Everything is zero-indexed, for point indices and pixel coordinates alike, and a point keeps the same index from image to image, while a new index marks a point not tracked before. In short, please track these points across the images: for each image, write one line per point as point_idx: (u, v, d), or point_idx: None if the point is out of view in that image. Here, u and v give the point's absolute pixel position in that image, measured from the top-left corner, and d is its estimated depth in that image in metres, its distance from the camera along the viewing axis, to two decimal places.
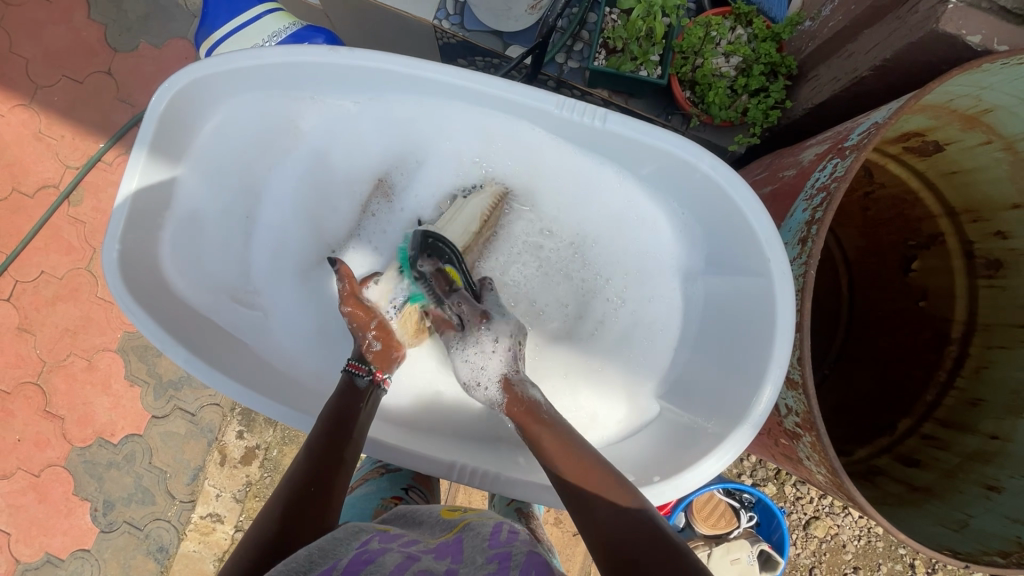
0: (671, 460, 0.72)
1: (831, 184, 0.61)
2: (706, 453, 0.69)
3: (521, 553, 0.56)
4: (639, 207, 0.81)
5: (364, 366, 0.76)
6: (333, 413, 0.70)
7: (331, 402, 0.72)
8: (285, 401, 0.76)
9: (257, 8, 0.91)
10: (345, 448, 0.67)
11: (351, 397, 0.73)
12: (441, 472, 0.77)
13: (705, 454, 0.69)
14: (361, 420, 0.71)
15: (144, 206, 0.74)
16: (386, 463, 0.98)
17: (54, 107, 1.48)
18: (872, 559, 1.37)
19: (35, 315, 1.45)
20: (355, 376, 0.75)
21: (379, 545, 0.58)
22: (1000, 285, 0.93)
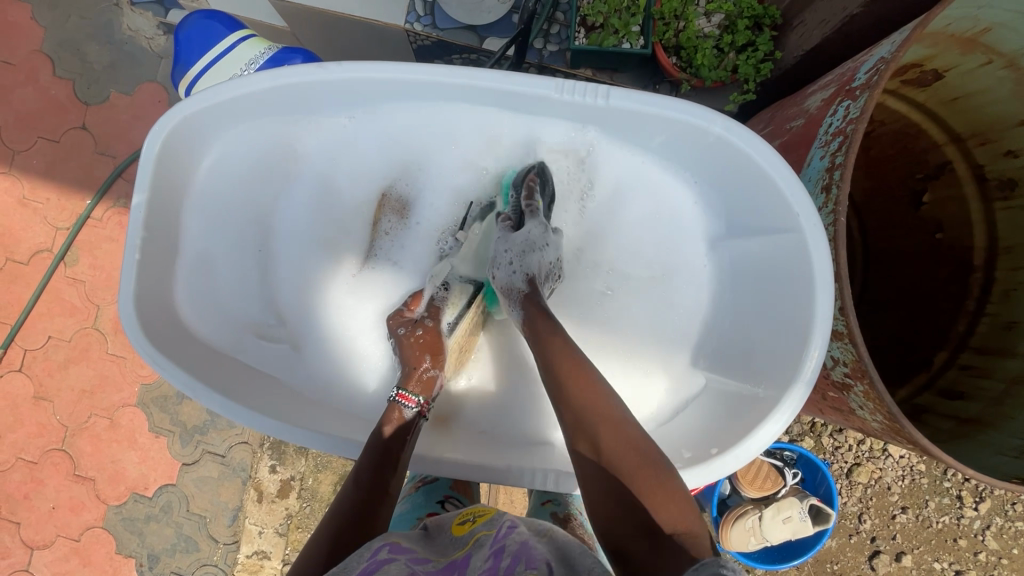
0: (725, 431, 0.71)
1: (847, 127, 0.60)
2: (762, 418, 0.68)
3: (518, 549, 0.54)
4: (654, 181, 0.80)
5: (414, 398, 0.74)
6: (380, 448, 0.69)
7: (377, 433, 0.71)
8: (327, 429, 0.75)
9: (228, 38, 0.88)
10: (388, 484, 0.67)
11: (400, 432, 0.71)
12: (488, 478, 0.75)
13: (762, 419, 0.68)
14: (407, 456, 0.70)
15: (154, 257, 0.72)
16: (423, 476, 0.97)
17: (34, 171, 1.46)
18: (919, 496, 1.36)
19: (50, 381, 1.44)
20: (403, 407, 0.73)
21: (386, 556, 0.56)
22: (1018, 204, 0.92)
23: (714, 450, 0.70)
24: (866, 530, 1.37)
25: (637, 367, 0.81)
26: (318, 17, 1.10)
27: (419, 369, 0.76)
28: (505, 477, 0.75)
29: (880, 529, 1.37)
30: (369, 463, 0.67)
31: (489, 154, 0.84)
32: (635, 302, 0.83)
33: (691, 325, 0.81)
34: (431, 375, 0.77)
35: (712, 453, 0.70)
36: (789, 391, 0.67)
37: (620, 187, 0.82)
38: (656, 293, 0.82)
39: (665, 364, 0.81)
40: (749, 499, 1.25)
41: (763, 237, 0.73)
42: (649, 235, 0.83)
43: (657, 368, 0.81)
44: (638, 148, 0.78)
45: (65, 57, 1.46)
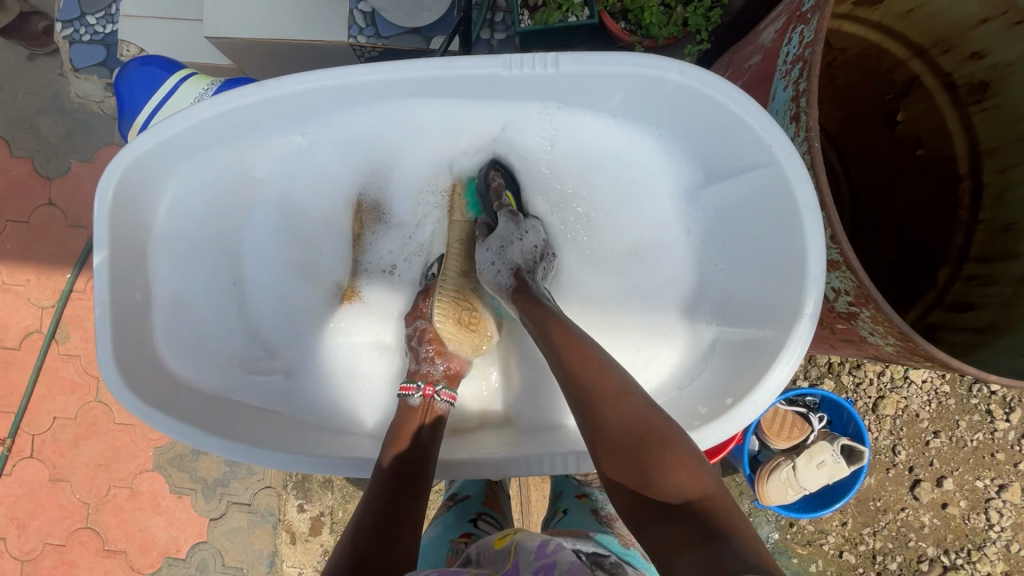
0: (738, 379, 0.70)
1: (804, 53, 0.59)
2: (773, 359, 0.66)
3: (565, 562, 0.57)
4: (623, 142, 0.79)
5: (413, 385, 0.77)
6: (392, 437, 0.72)
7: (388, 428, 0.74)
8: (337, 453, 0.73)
9: (170, 80, 0.87)
10: (410, 473, 0.68)
11: (406, 418, 0.74)
12: (493, 474, 0.75)
13: (772, 361, 0.66)
14: (423, 439, 0.72)
15: (127, 310, 0.70)
16: (453, 495, 0.95)
17: (9, 255, 1.44)
18: (949, 417, 1.35)
19: (63, 461, 1.42)
20: (408, 397, 0.77)
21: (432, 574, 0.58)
22: (992, 105, 0.90)
23: (728, 399, 0.70)
24: (902, 461, 1.35)
25: (633, 343, 0.81)
26: (262, 48, 1.09)
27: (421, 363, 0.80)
28: (510, 467, 0.74)
29: (916, 458, 1.35)
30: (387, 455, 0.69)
31: (451, 144, 0.82)
32: (625, 275, 0.84)
33: (683, 285, 0.81)
34: (431, 365, 0.79)
35: (727, 401, 0.69)
36: (794, 327, 0.66)
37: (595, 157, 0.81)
38: (655, 263, 0.82)
39: (668, 332, 0.80)
40: (779, 451, 1.23)
41: (739, 176, 0.71)
42: (633, 208, 0.83)
43: (658, 339, 0.81)
44: (602, 111, 0.77)
45: (20, 136, 1.44)
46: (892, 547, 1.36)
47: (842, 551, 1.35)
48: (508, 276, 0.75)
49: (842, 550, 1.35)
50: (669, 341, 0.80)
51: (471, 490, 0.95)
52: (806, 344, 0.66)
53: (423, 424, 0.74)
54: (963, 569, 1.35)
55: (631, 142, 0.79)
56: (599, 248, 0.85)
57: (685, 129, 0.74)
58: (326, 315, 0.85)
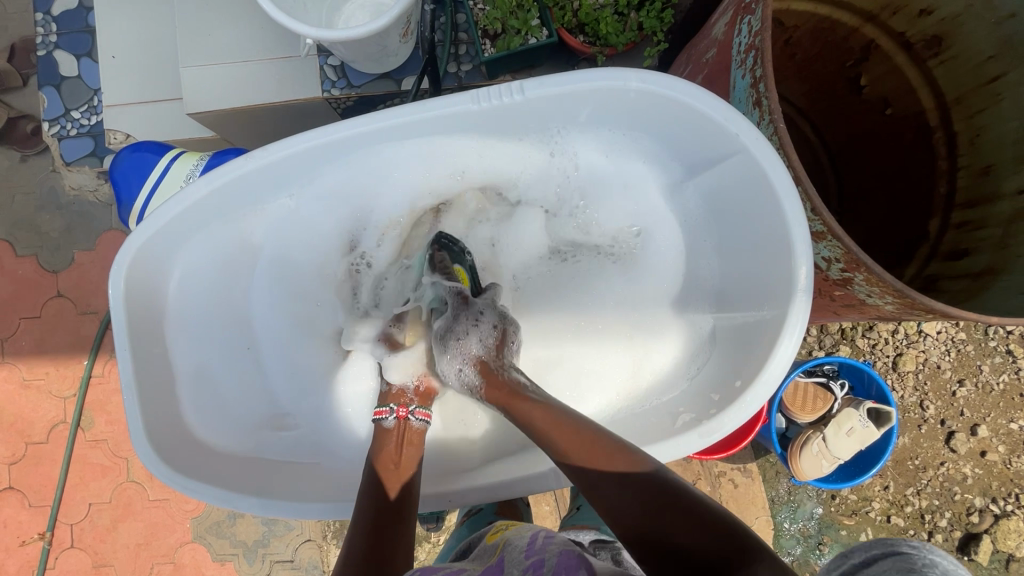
0: (747, 361, 0.71)
1: (755, 40, 0.61)
2: (778, 338, 0.68)
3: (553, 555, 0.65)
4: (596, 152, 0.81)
5: (386, 409, 0.80)
6: (373, 461, 0.75)
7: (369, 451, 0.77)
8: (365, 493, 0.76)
9: (162, 161, 0.90)
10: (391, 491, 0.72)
11: (382, 439, 0.77)
12: (502, 494, 0.76)
13: (777, 340, 0.67)
14: (402, 458, 0.76)
15: (153, 389, 0.71)
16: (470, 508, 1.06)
17: (26, 351, 1.48)
18: (970, 363, 1.35)
19: (104, 546, 1.44)
20: (382, 421, 0.79)
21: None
22: (950, 56, 0.93)
23: (738, 382, 0.71)
24: (932, 416, 1.35)
25: (626, 338, 0.85)
26: (243, 114, 1.14)
27: (390, 385, 0.85)
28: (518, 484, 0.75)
29: (946, 410, 1.35)
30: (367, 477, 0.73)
31: (433, 182, 0.85)
32: (616, 275, 0.88)
33: (678, 279, 0.83)
34: (403, 386, 0.85)
35: (738, 385, 0.70)
36: (792, 304, 0.67)
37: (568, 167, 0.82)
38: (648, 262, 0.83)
39: (657, 325, 0.83)
40: (807, 425, 1.23)
41: (716, 168, 0.73)
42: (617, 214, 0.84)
43: (648, 338, 0.84)
44: (573, 127, 0.79)
45: (22, 235, 1.49)
46: (939, 503, 1.34)
47: (888, 516, 1.34)
48: (473, 372, 0.82)
49: (889, 515, 1.34)
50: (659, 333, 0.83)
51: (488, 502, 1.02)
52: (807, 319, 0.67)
53: (399, 444, 0.77)
54: (1014, 515, 1.33)
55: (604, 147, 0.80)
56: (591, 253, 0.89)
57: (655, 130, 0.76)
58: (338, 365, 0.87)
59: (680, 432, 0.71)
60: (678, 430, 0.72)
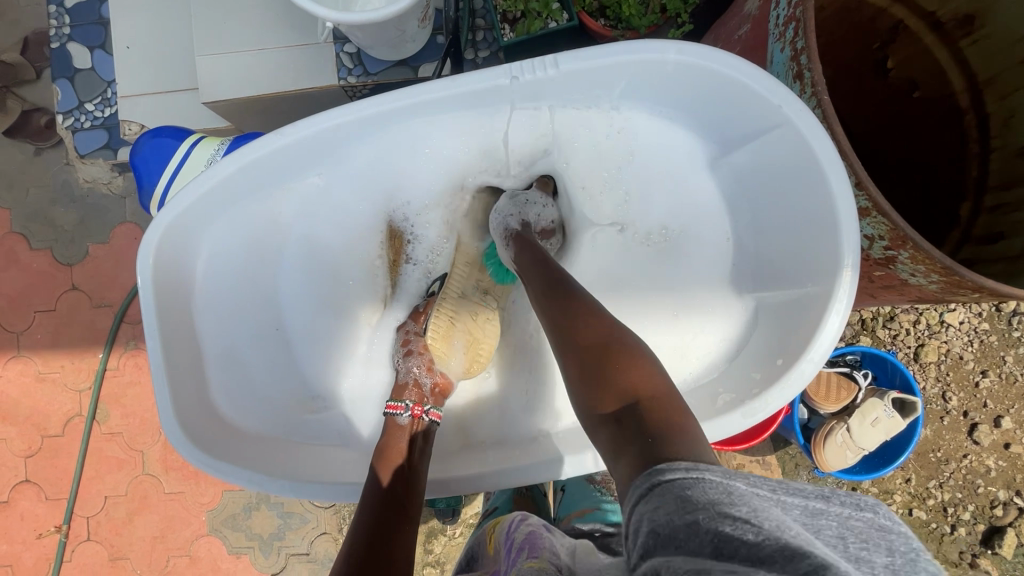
0: (790, 340, 0.70)
1: (796, 12, 0.59)
2: (824, 313, 0.66)
3: (523, 536, 0.66)
4: (631, 126, 0.79)
5: (401, 404, 0.77)
6: (383, 458, 0.72)
7: (378, 448, 0.74)
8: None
9: (182, 148, 0.89)
10: (399, 488, 0.69)
11: (394, 438, 0.75)
12: (519, 482, 0.76)
13: (823, 316, 0.65)
14: (413, 459, 0.73)
15: (182, 371, 0.71)
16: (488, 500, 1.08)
17: (42, 345, 1.48)
18: (994, 354, 1.32)
19: (120, 539, 1.44)
20: (396, 416, 0.77)
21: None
22: (983, 36, 0.91)
23: (780, 360, 0.70)
24: (955, 407, 1.33)
25: (668, 316, 0.81)
26: (259, 104, 1.13)
27: (407, 377, 0.81)
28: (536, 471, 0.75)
29: (969, 401, 1.33)
30: (375, 474, 0.71)
31: (464, 163, 0.83)
32: (661, 256, 0.82)
33: (718, 258, 0.79)
34: (419, 380, 0.81)
35: (780, 362, 0.69)
36: (838, 280, 0.65)
37: (597, 143, 0.80)
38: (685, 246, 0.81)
39: (704, 306, 0.80)
40: (830, 415, 1.22)
41: (755, 141, 0.72)
42: (656, 195, 0.81)
43: (697, 318, 0.80)
44: (606, 104, 0.77)
45: (36, 228, 1.49)
46: (962, 496, 1.32)
47: (910, 509, 1.32)
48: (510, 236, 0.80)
49: (910, 508, 1.32)
50: (705, 314, 0.79)
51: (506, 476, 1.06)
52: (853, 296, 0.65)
53: (412, 445, 0.75)
54: None
55: (637, 124, 0.78)
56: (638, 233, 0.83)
57: (690, 105, 0.75)
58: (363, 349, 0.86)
59: (721, 413, 0.70)
60: (720, 411, 0.71)
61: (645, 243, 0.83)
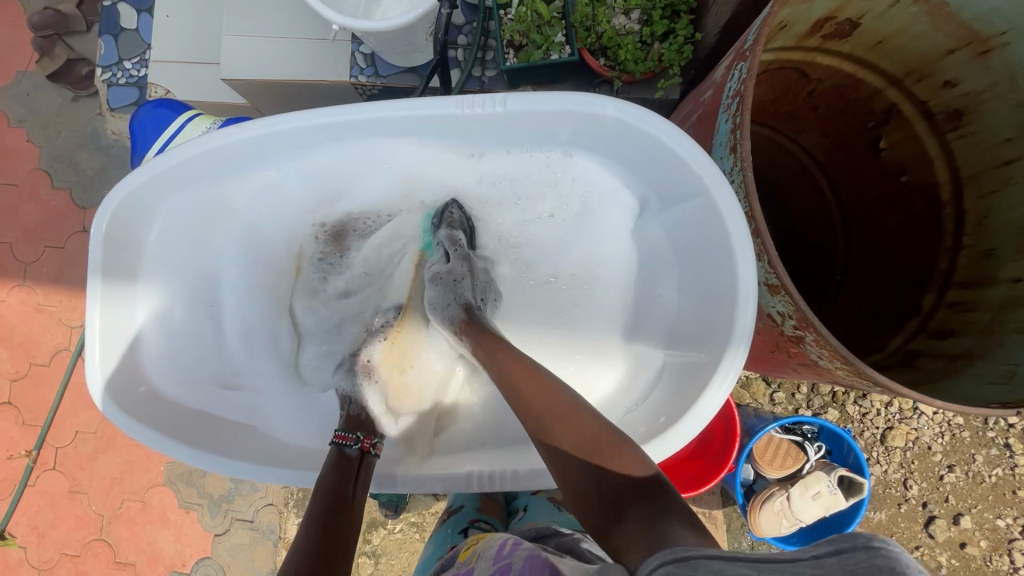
0: (677, 400, 0.70)
1: (741, 88, 0.60)
2: (707, 384, 0.67)
3: (516, 560, 0.61)
4: (570, 172, 0.81)
5: (351, 436, 0.75)
6: (330, 486, 0.69)
7: (325, 473, 0.71)
8: (292, 466, 0.76)
9: (178, 120, 0.95)
10: (344, 520, 0.65)
11: (344, 468, 0.71)
12: (461, 486, 0.74)
13: (705, 389, 0.67)
14: (357, 491, 0.70)
15: (113, 330, 0.75)
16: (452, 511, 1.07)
17: (45, 278, 1.56)
18: (964, 451, 1.30)
19: (81, 474, 1.51)
20: (344, 447, 0.74)
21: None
22: (969, 132, 0.91)
23: (662, 418, 0.70)
24: (914, 496, 1.30)
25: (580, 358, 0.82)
26: (275, 88, 1.20)
27: (351, 410, 0.80)
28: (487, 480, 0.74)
29: (930, 493, 1.30)
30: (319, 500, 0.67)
31: (419, 182, 0.88)
32: (570, 303, 0.86)
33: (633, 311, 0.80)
34: (361, 412, 0.80)
35: (661, 421, 0.69)
36: (727, 353, 0.66)
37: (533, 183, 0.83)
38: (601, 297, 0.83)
39: (600, 353, 0.82)
40: (774, 481, 1.22)
41: (679, 206, 0.73)
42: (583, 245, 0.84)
43: (604, 367, 0.81)
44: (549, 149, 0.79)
45: (61, 169, 1.58)
46: None
47: None
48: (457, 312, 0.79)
49: None
50: (604, 362, 0.82)
51: (464, 500, 1.08)
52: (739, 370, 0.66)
53: (360, 476, 0.72)
54: None
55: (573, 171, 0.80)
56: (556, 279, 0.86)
57: (632, 161, 0.76)
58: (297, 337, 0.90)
59: None
60: None
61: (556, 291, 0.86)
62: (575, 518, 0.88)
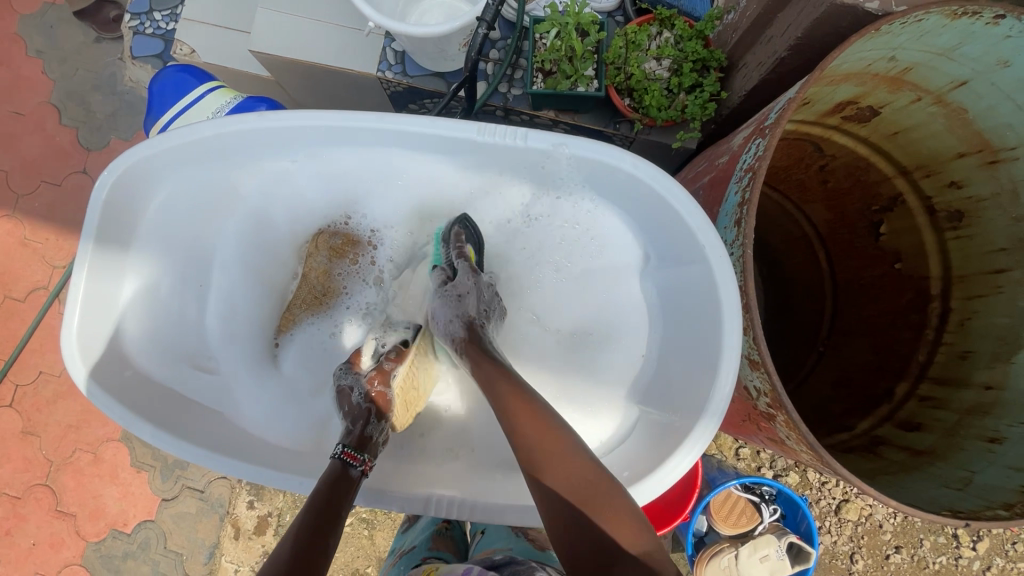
0: (645, 460, 0.70)
1: (755, 164, 0.61)
2: (675, 450, 0.67)
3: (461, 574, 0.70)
4: (577, 214, 0.81)
5: (359, 458, 0.71)
6: (321, 503, 0.66)
7: (318, 487, 0.68)
8: (260, 461, 0.75)
9: (198, 89, 0.95)
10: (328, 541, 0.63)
11: (342, 489, 0.69)
12: (428, 510, 0.74)
13: (672, 454, 0.67)
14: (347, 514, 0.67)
15: (97, 293, 0.74)
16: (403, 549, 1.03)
17: (35, 213, 1.54)
18: (913, 534, 1.32)
19: (37, 416, 1.49)
20: (349, 465, 0.71)
21: None
22: (967, 234, 0.93)
23: (626, 473, 0.70)
24: (859, 571, 1.32)
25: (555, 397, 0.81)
26: (301, 68, 1.20)
27: (363, 432, 0.75)
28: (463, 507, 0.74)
29: (874, 570, 1.32)
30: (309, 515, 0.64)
31: (426, 200, 0.88)
32: (554, 344, 0.84)
33: (616, 364, 0.80)
34: (372, 433, 0.75)
35: (624, 476, 0.70)
36: (701, 423, 0.67)
37: (536, 217, 0.84)
38: (589, 344, 0.81)
39: (578, 402, 0.79)
40: (726, 537, 1.23)
41: (679, 269, 0.74)
42: (576, 290, 0.83)
43: (579, 413, 0.79)
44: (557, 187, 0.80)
45: (71, 107, 1.56)
46: None
47: None
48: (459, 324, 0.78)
49: None
50: (580, 411, 0.79)
51: (418, 541, 1.02)
52: (708, 441, 0.67)
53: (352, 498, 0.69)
54: None
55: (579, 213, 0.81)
56: (543, 320, 0.84)
57: (637, 215, 0.77)
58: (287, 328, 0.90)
59: None
60: None
61: (540, 330, 0.85)
62: (529, 544, 0.86)
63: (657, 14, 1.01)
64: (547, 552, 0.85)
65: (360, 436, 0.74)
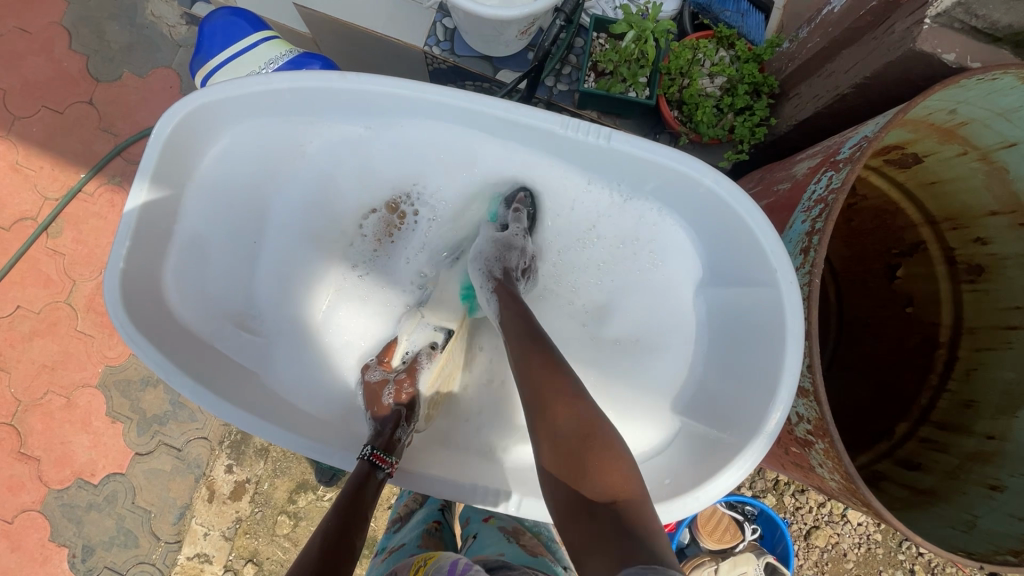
0: (688, 473, 0.73)
1: (829, 196, 0.64)
2: (725, 464, 0.69)
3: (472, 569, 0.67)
4: (645, 222, 0.82)
5: (388, 459, 0.74)
6: (347, 503, 0.71)
7: (346, 486, 0.72)
8: (291, 426, 0.76)
9: (253, 36, 0.95)
10: (355, 537, 0.68)
11: (366, 491, 0.73)
12: (461, 497, 0.76)
13: (722, 467, 0.69)
14: (368, 517, 0.72)
15: (148, 233, 0.74)
16: (391, 547, 0.95)
17: (32, 138, 1.45)
18: (873, 566, 1.35)
19: (10, 352, 1.41)
20: (377, 468, 0.74)
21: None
22: (984, 288, 0.96)
23: (669, 481, 0.74)
24: None
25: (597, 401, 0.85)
26: (343, 30, 1.16)
27: (388, 430, 0.78)
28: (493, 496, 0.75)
29: None
30: (338, 514, 0.69)
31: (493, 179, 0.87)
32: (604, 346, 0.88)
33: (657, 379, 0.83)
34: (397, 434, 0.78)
35: (667, 484, 0.73)
36: (752, 441, 0.69)
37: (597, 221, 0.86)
38: (634, 355, 0.85)
39: (616, 407, 0.84)
40: (706, 551, 1.26)
41: (739, 290, 0.76)
42: (630, 294, 0.86)
43: (614, 417, 0.83)
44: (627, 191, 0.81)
45: (83, 33, 1.47)
46: None
47: None
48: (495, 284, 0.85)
49: None
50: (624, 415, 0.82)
51: (408, 539, 0.94)
52: (757, 460, 0.69)
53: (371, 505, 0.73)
54: None
55: (648, 224, 0.82)
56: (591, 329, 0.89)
57: (702, 230, 0.79)
58: (341, 294, 0.90)
59: None
60: None
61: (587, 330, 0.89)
62: (525, 552, 0.81)
63: (717, 31, 1.02)
64: (541, 559, 0.81)
65: (389, 438, 0.76)
